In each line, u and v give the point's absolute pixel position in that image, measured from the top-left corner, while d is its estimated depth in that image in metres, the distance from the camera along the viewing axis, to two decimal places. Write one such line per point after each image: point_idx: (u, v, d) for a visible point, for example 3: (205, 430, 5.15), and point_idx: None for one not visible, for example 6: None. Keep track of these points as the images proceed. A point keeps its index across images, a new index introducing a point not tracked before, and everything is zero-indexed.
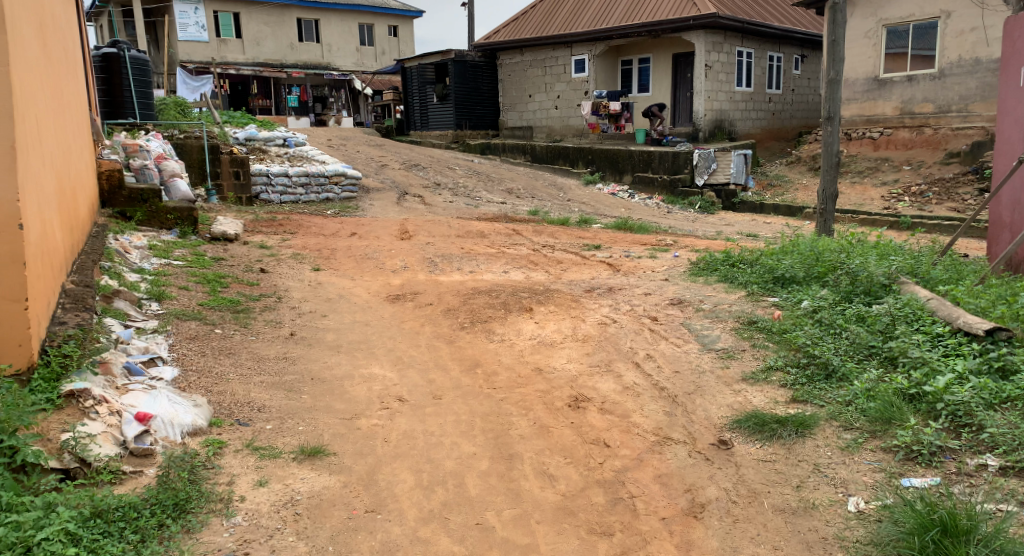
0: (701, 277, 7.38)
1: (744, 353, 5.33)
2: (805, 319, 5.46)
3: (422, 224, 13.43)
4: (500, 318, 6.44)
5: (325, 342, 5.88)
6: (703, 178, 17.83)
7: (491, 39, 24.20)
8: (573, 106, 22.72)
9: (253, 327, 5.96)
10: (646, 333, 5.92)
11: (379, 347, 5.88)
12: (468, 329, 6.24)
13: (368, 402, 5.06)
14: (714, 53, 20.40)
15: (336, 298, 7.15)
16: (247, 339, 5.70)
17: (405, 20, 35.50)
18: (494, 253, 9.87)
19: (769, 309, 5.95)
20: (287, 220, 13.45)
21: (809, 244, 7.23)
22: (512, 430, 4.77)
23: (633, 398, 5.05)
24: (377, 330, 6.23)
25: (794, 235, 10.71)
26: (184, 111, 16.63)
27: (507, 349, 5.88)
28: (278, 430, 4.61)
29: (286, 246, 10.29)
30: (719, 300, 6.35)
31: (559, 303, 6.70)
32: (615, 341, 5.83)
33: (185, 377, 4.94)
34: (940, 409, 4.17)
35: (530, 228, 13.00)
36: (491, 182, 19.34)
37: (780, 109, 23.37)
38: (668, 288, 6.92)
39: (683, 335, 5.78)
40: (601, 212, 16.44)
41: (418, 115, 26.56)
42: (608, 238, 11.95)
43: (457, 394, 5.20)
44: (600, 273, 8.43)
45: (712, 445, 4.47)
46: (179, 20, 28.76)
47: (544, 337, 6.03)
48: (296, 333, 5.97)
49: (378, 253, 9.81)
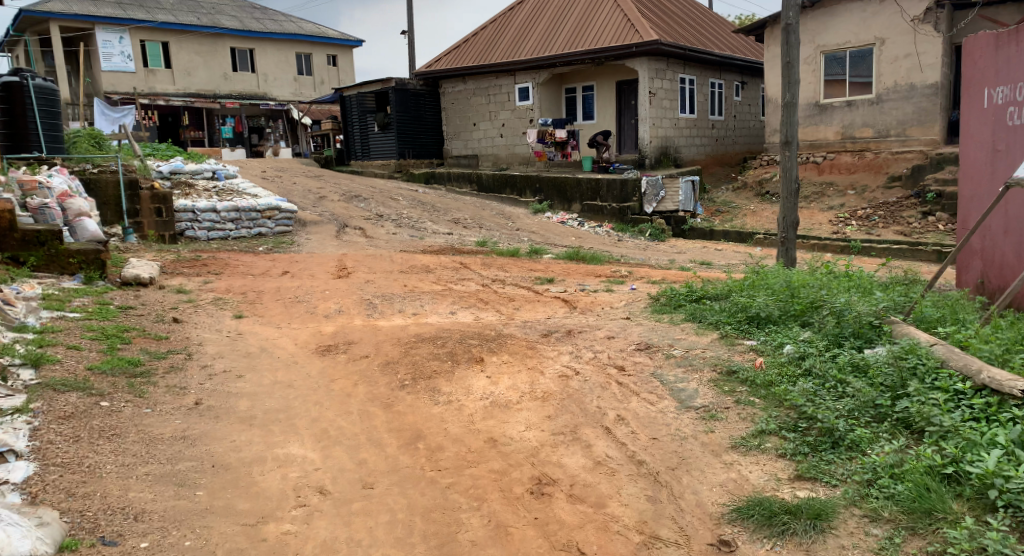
0: (665, 315, 6.72)
1: (727, 411, 4.75)
2: (794, 370, 4.92)
3: (361, 260, 12.55)
4: (445, 372, 5.65)
5: (235, 413, 5.02)
6: (652, 206, 17.49)
7: (432, 67, 23.56)
8: (519, 134, 22.19)
9: (149, 396, 5.08)
10: (613, 388, 5.21)
11: (301, 417, 5.04)
12: (409, 389, 5.42)
13: (280, 498, 4.23)
14: (657, 80, 20.10)
15: (256, 353, 6.29)
16: (138, 414, 4.82)
17: (343, 50, 34.75)
18: (438, 292, 9.05)
19: (747, 355, 5.32)
20: (214, 260, 12.48)
21: (780, 278, 6.58)
22: (461, 533, 4.00)
23: (606, 478, 4.37)
24: (302, 393, 5.38)
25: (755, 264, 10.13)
26: (98, 143, 15.52)
27: (453, 413, 5.08)
28: (156, 549, 3.72)
29: (208, 291, 9.36)
30: (688, 342, 5.72)
31: (513, 352, 5.94)
32: (579, 399, 5.12)
33: (43, 477, 4.02)
34: (991, 498, 3.64)
35: (477, 262, 12.23)
36: (436, 212, 18.58)
37: (723, 134, 23.19)
38: (632, 329, 6.22)
39: (655, 390, 5.11)
40: (551, 242, 15.82)
41: (357, 145, 25.69)
42: (560, 270, 11.24)
43: (392, 481, 4.41)
44: (556, 312, 7.70)
45: (710, 546, 3.85)
46: (102, 50, 27.51)
47: (495, 397, 5.26)
48: (202, 402, 5.10)
49: (311, 294, 8.93)
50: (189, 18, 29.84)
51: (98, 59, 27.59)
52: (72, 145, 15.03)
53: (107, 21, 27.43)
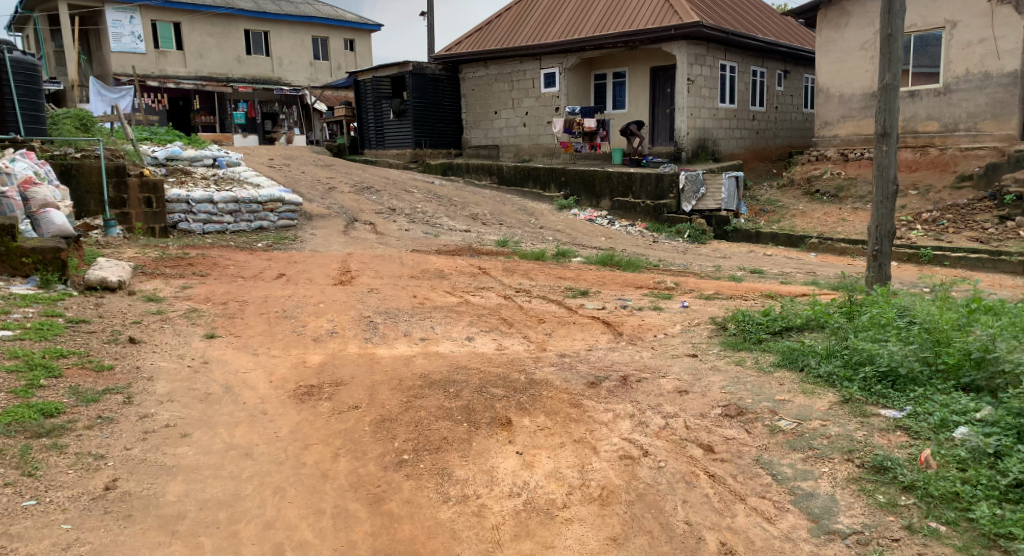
0: (741, 352, 5.57)
1: (901, 548, 3.64)
2: (985, 477, 3.84)
3: (366, 261, 11.16)
4: (460, 442, 4.57)
5: (156, 510, 3.97)
6: (691, 204, 15.77)
7: (452, 50, 22.09)
8: (544, 123, 20.70)
9: (39, 476, 4.05)
10: (702, 486, 4.17)
11: (250, 521, 3.97)
12: (411, 473, 4.32)
13: None
14: (697, 66, 18.54)
15: (214, 399, 5.00)
16: (12, 512, 3.78)
17: (361, 33, 33.30)
18: (451, 307, 7.63)
19: (889, 435, 4.32)
20: (203, 259, 11.19)
21: (913, 316, 5.29)
22: None
23: None
24: (260, 474, 4.30)
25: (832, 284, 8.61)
26: (84, 125, 14.39)
27: (470, 523, 3.98)
28: None
29: (185, 300, 8.03)
30: (794, 408, 4.68)
31: (552, 411, 4.86)
32: (656, 502, 4.09)
33: None
34: None
35: (497, 266, 10.79)
36: (453, 207, 17.16)
37: (764, 127, 21.52)
38: (711, 378, 5.15)
39: (766, 490, 4.10)
40: (579, 243, 14.40)
41: (372, 133, 24.25)
42: (591, 279, 9.77)
43: None
44: (592, 339, 6.22)
45: None
46: (110, 30, 26.27)
47: (530, 495, 4.17)
48: (113, 488, 4.05)
49: (302, 306, 7.55)
50: None
51: (106, 39, 26.37)
52: (55, 126, 13.99)
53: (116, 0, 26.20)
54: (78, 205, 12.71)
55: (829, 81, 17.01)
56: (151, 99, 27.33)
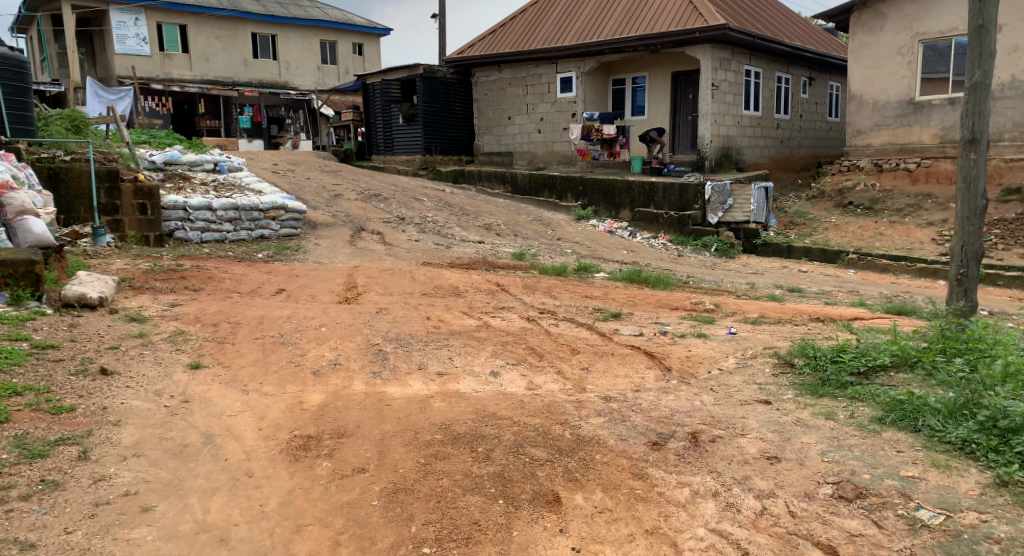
0: (826, 400, 4.84)
1: None
2: None
3: (373, 276, 10.32)
4: (499, 527, 3.81)
5: None
6: (717, 216, 14.84)
7: (464, 54, 21.28)
8: (559, 130, 19.89)
9: None
10: None
11: None
12: None
13: None
14: (721, 71, 17.70)
15: (186, 459, 4.25)
16: None
17: (370, 38, 32.54)
18: (463, 333, 6.72)
19: None
20: (197, 271, 10.39)
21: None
22: None
23: None
24: None
25: (892, 317, 7.78)
26: (77, 127, 13.84)
27: None
28: None
29: (173, 321, 7.21)
30: (932, 491, 3.90)
31: (610, 483, 4.10)
32: None
33: None
34: None
35: (515, 282, 9.93)
36: (465, 216, 16.34)
37: (788, 135, 20.63)
38: (804, 439, 4.40)
39: None
40: (600, 256, 13.63)
41: (380, 138, 23.44)
42: (619, 299, 8.88)
43: None
44: (634, 377, 5.34)
45: None
46: (116, 32, 25.60)
47: None
48: None
49: (303, 330, 6.71)
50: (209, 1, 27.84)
51: (111, 41, 25.70)
52: (43, 128, 13.38)
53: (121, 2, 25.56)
54: (67, 211, 12.11)
55: (862, 87, 16.06)
56: (155, 102, 26.61)
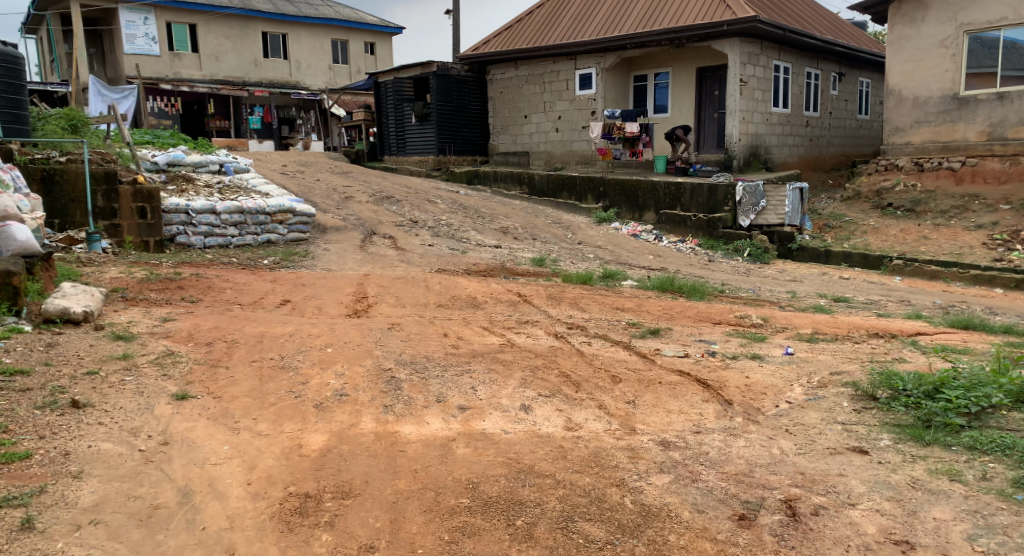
0: (937, 450, 4.15)
1: None
2: None
3: (385, 285, 9.57)
4: None
5: None
6: (749, 218, 14.05)
7: (479, 50, 20.52)
8: (578, 128, 19.11)
9: None
10: None
11: None
12: None
13: None
14: (750, 66, 16.86)
15: (153, 529, 3.62)
16: None
17: (382, 37, 31.86)
18: (484, 354, 5.93)
19: None
20: (196, 280, 9.67)
21: None
22: None
23: None
24: None
25: (966, 339, 7.00)
26: (75, 126, 13.23)
27: None
28: None
29: (163, 339, 6.50)
30: None
31: None
32: None
33: None
34: None
35: (538, 293, 9.15)
36: (481, 219, 15.57)
37: (818, 134, 19.70)
38: (936, 514, 3.66)
39: None
40: (626, 261, 12.91)
41: (393, 138, 22.71)
42: (652, 312, 8.09)
43: None
44: (692, 415, 4.62)
45: None
46: (125, 31, 25.03)
47: None
48: None
49: (304, 351, 5.97)
50: None
51: (120, 40, 25.13)
52: (39, 127, 12.84)
53: (131, 0, 24.98)
54: (61, 214, 11.55)
55: (901, 82, 15.21)
56: (164, 102, 26.02)
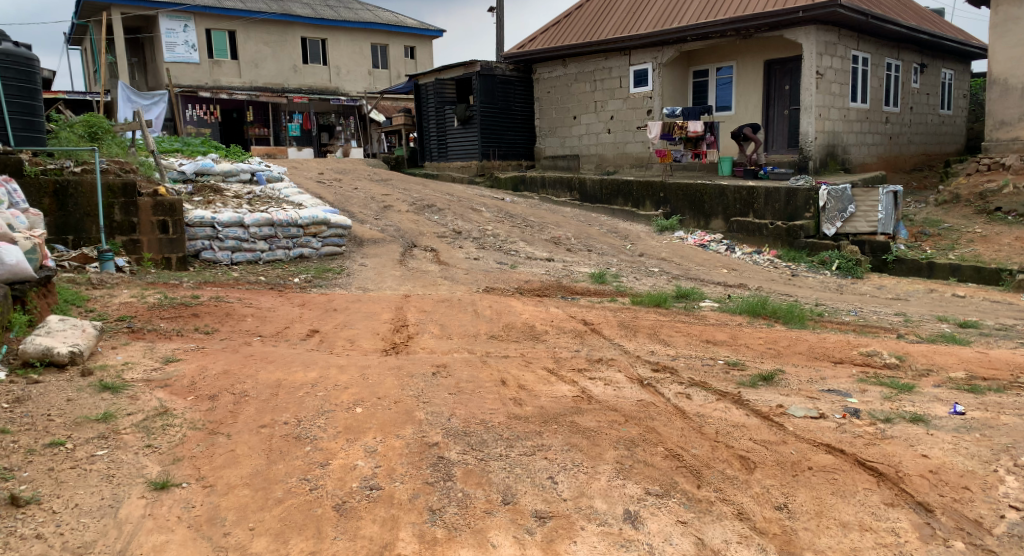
0: None
1: None
2: None
3: (426, 310, 8.25)
4: None
5: None
6: (835, 226, 12.57)
7: (525, 48, 19.17)
8: (633, 129, 17.66)
9: None
10: None
11: None
12: None
13: None
14: (826, 56, 15.27)
15: None
16: None
17: (423, 41, 30.67)
18: (556, 415, 4.57)
19: None
20: (214, 305, 8.45)
21: None
22: None
23: None
24: None
25: None
26: (94, 134, 12.21)
27: None
28: None
29: (159, 390, 5.30)
30: None
31: None
32: None
33: None
34: None
35: (606, 320, 7.74)
36: (531, 229, 14.20)
37: (898, 130, 17.93)
38: None
39: None
40: (699, 277, 11.48)
41: (433, 143, 21.47)
42: (751, 349, 6.64)
43: None
44: (888, 538, 3.52)
45: None
46: (164, 39, 24.31)
47: None
48: None
49: (326, 410, 4.69)
50: (258, 5, 26.40)
51: (159, 48, 24.41)
52: (54, 135, 11.80)
53: (170, 7, 24.27)
54: (76, 230, 10.40)
55: (1009, 69, 13.59)
56: (203, 110, 25.13)
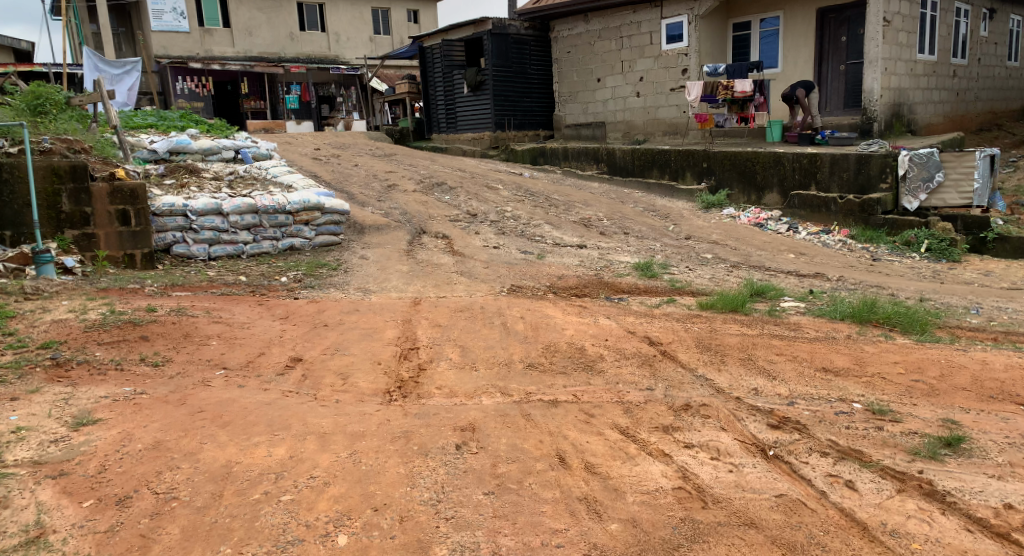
0: None
1: None
2: None
3: (442, 325, 6.41)
4: None
5: None
6: (918, 199, 10.81)
7: (541, 3, 17.11)
8: (665, 91, 15.68)
9: None
10: None
11: None
12: None
13: None
14: (894, 1, 13.29)
15: None
16: None
17: (427, 4, 28.47)
18: (668, 548, 3.19)
19: None
20: (173, 321, 6.57)
21: None
22: None
23: None
24: None
25: None
26: (42, 106, 10.49)
27: None
28: None
29: (47, 486, 3.52)
30: None
31: None
32: None
33: None
34: None
35: (677, 338, 5.89)
36: (556, 209, 12.35)
37: (965, 85, 15.89)
38: None
39: None
40: (768, 266, 9.62)
41: (441, 113, 19.53)
42: (891, 385, 4.79)
43: None
44: None
45: None
46: (152, 7, 22.38)
47: None
48: None
49: (287, 544, 3.20)
50: None
51: (146, 17, 22.49)
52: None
53: None
54: (14, 224, 8.54)
55: None
56: (195, 82, 23.16)
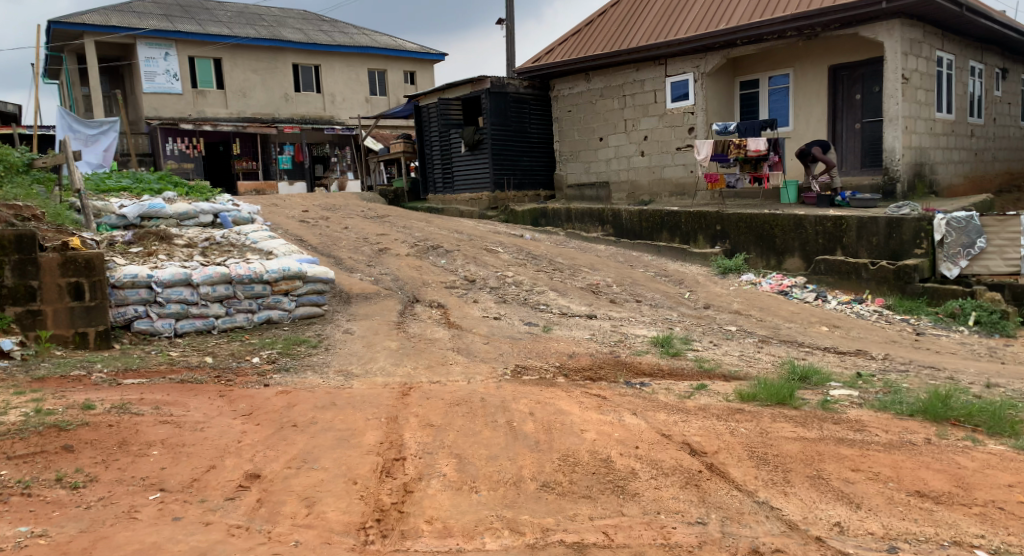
0: None
1: None
2: None
3: (435, 424, 5.31)
4: None
5: None
6: (958, 266, 9.85)
7: (540, 62, 16.45)
8: (671, 150, 14.88)
9: None
10: None
11: None
12: None
13: None
14: (912, 58, 12.54)
15: None
16: None
17: (423, 65, 27.99)
18: None
19: None
20: (111, 418, 5.27)
21: None
22: None
23: None
24: None
25: None
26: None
27: None
28: None
29: None
30: None
31: None
32: None
33: None
34: None
35: (723, 446, 4.78)
36: (561, 274, 11.32)
37: (984, 146, 15.14)
38: None
39: None
40: (805, 342, 8.54)
41: (437, 173, 18.69)
42: (1015, 519, 3.89)
43: None
44: None
45: None
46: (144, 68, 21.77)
47: None
48: None
49: None
50: (245, 30, 23.83)
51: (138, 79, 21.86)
52: None
53: (150, 34, 21.71)
54: None
55: None
56: (185, 143, 22.21)
